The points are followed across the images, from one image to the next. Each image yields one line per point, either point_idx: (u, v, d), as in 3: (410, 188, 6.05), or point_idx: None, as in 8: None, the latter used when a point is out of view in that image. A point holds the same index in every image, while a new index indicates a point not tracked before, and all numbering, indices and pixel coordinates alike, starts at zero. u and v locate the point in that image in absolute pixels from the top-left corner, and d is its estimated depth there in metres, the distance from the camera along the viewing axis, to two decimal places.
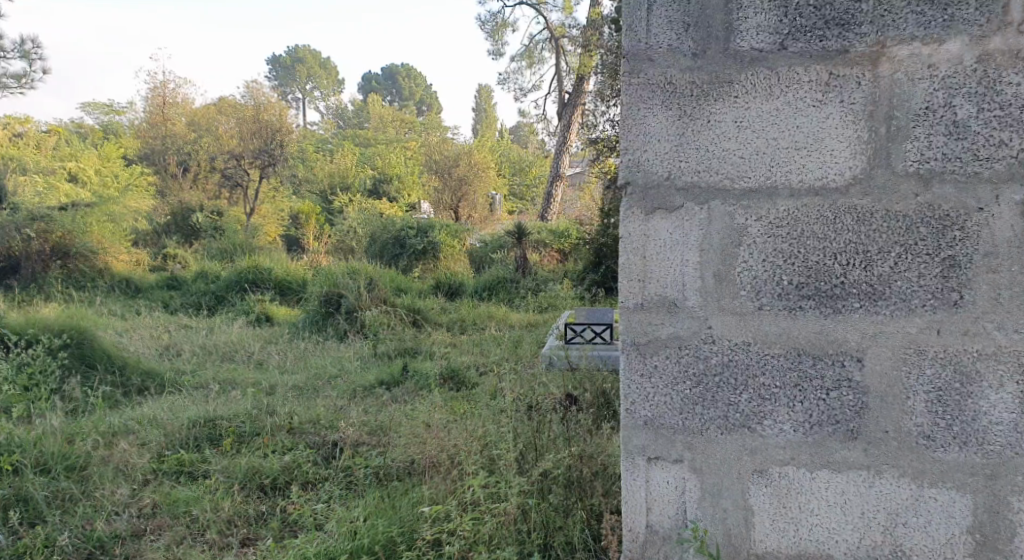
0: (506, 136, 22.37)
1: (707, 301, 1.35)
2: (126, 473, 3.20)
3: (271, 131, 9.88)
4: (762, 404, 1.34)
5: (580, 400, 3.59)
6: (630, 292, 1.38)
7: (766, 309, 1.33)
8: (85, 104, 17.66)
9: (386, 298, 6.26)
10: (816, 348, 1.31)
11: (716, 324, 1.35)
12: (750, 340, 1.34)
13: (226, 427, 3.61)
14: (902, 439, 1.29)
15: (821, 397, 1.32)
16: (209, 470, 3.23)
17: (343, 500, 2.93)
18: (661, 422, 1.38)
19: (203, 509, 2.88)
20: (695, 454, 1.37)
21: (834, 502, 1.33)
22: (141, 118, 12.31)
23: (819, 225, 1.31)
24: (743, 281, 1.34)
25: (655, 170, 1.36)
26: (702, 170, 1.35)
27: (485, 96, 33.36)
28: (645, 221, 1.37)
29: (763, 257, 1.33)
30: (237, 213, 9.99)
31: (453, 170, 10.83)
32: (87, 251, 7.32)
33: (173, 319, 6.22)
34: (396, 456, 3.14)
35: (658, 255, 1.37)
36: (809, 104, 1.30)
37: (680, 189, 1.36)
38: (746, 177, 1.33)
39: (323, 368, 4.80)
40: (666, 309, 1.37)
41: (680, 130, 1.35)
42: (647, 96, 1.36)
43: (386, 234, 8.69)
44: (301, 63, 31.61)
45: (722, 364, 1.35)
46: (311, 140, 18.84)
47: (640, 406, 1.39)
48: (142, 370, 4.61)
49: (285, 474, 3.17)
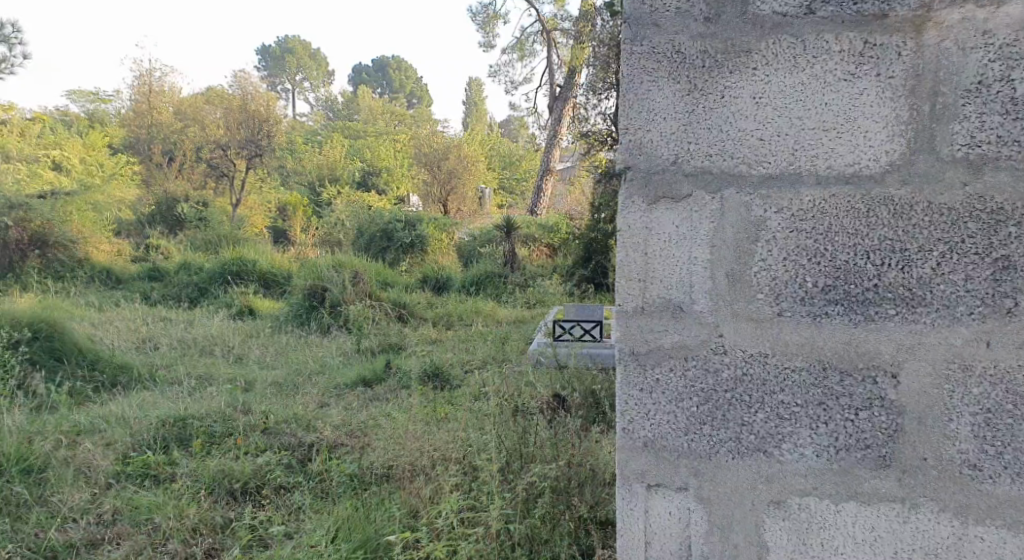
0: (498, 131, 22.14)
1: (718, 306, 1.18)
2: (87, 475, 3.01)
3: (259, 121, 9.69)
4: (781, 425, 1.16)
5: (568, 403, 3.45)
6: (629, 293, 1.21)
7: (787, 316, 1.15)
8: (71, 92, 17.31)
9: (371, 292, 6.07)
10: (844, 361, 1.13)
11: (728, 332, 1.17)
12: (767, 352, 1.16)
13: (197, 426, 3.41)
14: (942, 468, 1.11)
15: (849, 417, 1.14)
16: (175, 473, 3.02)
17: (316, 508, 2.74)
18: (662, 443, 1.21)
19: (166, 516, 2.68)
20: (702, 482, 1.19)
21: (863, 539, 1.14)
22: (126, 105, 12.01)
23: (849, 218, 1.13)
24: (760, 283, 1.16)
25: (660, 153, 1.19)
26: (714, 154, 1.17)
27: (475, 89, 33.18)
28: (648, 212, 1.20)
29: (783, 255, 1.15)
30: (222, 204, 9.71)
31: (442, 163, 10.54)
32: (66, 241, 7.10)
33: (152, 311, 6.00)
34: (375, 463, 2.95)
35: (662, 251, 1.20)
36: (840, 78, 1.12)
37: (687, 175, 1.18)
38: (765, 162, 1.15)
39: (304, 363, 4.61)
40: (670, 313, 1.19)
41: (689, 106, 1.18)
42: (652, 67, 1.18)
43: (373, 226, 8.41)
44: (290, 53, 31.12)
45: (734, 379, 1.18)
46: (299, 130, 18.62)
47: (639, 425, 1.21)
48: (114, 365, 4.40)
49: (256, 478, 2.97)
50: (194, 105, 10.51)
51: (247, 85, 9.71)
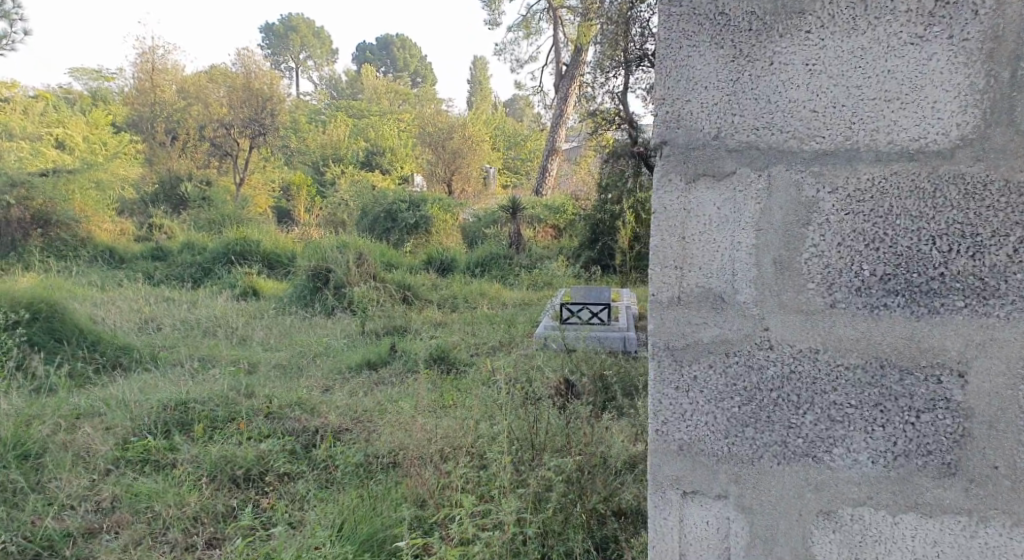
0: (503, 111, 21.85)
1: (764, 297, 1.07)
2: (86, 460, 2.91)
3: (262, 100, 9.55)
4: (833, 427, 1.05)
5: (578, 386, 3.42)
6: (664, 283, 1.10)
7: (840, 308, 1.04)
8: (75, 68, 17.09)
9: (376, 273, 5.95)
10: (905, 358, 1.02)
11: (774, 325, 1.06)
12: (818, 347, 1.05)
13: (198, 410, 3.30)
14: (1014, 478, 1.00)
15: (909, 421, 1.02)
16: (176, 459, 2.92)
17: (320, 497, 2.64)
18: (698, 447, 1.10)
19: (166, 504, 2.58)
20: (743, 490, 1.08)
21: (924, 554, 1.03)
22: (129, 83, 11.84)
23: (912, 199, 1.01)
24: (811, 271, 1.05)
25: (700, 126, 1.07)
26: (760, 127, 1.05)
27: (479, 67, 32.91)
28: (686, 192, 1.09)
29: (837, 239, 1.04)
30: (225, 183, 9.56)
31: (447, 143, 10.35)
32: (69, 220, 7.00)
33: (154, 291, 5.90)
34: (381, 451, 2.86)
35: (702, 236, 1.08)
36: (905, 42, 1.00)
37: (731, 150, 1.07)
38: (819, 136, 1.04)
39: (307, 346, 4.50)
40: (710, 304, 1.08)
41: (733, 74, 1.06)
42: (693, 29, 1.06)
43: (377, 206, 8.29)
44: (293, 32, 30.69)
45: (780, 377, 1.07)
46: (303, 109, 18.43)
47: (674, 427, 1.11)
48: (116, 346, 4.31)
49: (259, 464, 2.86)
50: (198, 83, 10.05)
51: (249, 63, 9.47)
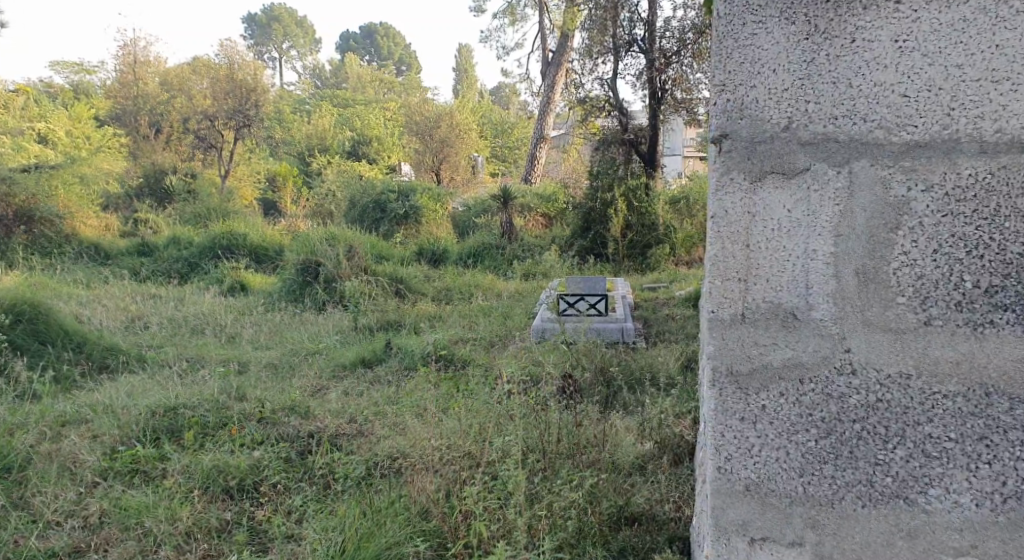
0: (489, 98, 21.53)
1: (845, 312, 1.16)
2: (72, 472, 2.75)
3: (246, 92, 9.23)
4: (929, 466, 1.15)
5: (579, 385, 3.25)
6: (726, 298, 1.21)
7: (936, 324, 1.13)
8: (56, 63, 16.87)
9: (366, 266, 5.75)
10: (1014, 385, 1.12)
11: (856, 346, 1.16)
12: (910, 371, 1.14)
13: (188, 415, 3.11)
14: None
15: (1021, 459, 1.12)
16: (166, 469, 2.75)
17: (320, 509, 2.48)
18: (767, 487, 1.21)
19: (156, 520, 2.41)
20: (820, 536, 1.19)
21: None
22: (110, 76, 11.54)
23: (1017, 219, 1.10)
24: (901, 281, 1.14)
25: (766, 115, 1.17)
26: (840, 115, 1.15)
27: (465, 55, 32.45)
28: (750, 192, 1.19)
29: (932, 253, 1.13)
30: (210, 175, 9.30)
31: (434, 132, 10.14)
32: (51, 216, 6.79)
33: (141, 288, 5.71)
34: (381, 458, 2.71)
35: (768, 241, 1.18)
36: (1016, 12, 1.09)
37: (804, 145, 1.16)
38: (909, 125, 1.13)
39: (299, 344, 4.34)
40: (781, 321, 1.18)
41: (807, 54, 1.15)
42: (762, 5, 1.17)
43: (365, 197, 8.09)
44: (276, 22, 30.13)
45: (865, 407, 1.16)
46: (287, 101, 18.12)
47: (739, 464, 1.21)
48: (102, 347, 4.12)
49: (254, 473, 2.70)
50: (180, 74, 9.80)
51: (233, 54, 9.20)
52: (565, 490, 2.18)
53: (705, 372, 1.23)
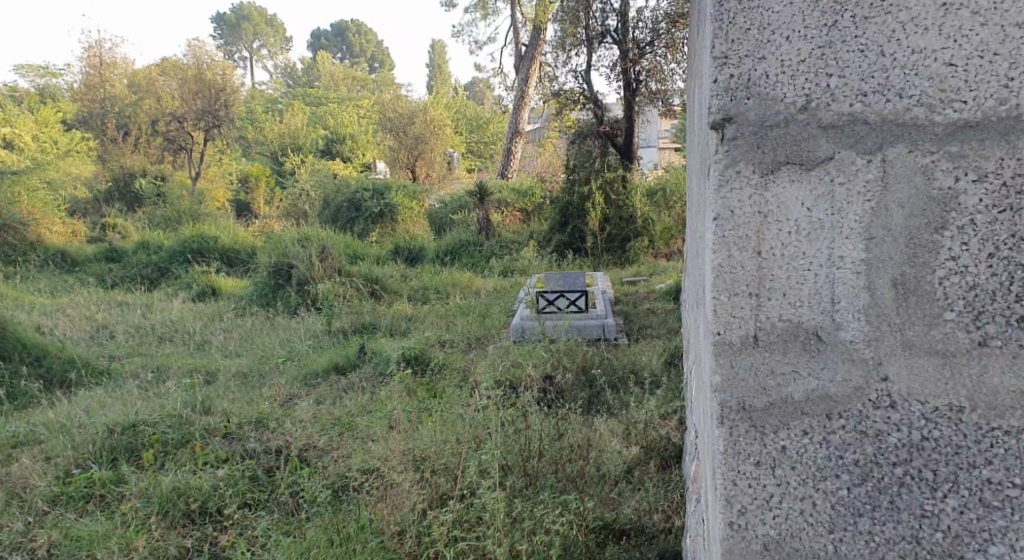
0: (461, 93, 21.35)
1: (880, 340, 0.85)
2: (22, 501, 2.53)
3: (215, 92, 8.97)
4: (999, 522, 0.83)
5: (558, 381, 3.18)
6: (734, 318, 0.90)
7: (991, 346, 0.83)
8: (21, 66, 16.42)
9: (341, 267, 5.52)
10: None
11: (894, 374, 0.85)
12: (960, 406, 0.84)
13: (148, 433, 2.88)
14: None
15: None
16: (123, 492, 2.53)
17: (287, 533, 2.27)
18: (791, 551, 0.90)
19: (110, 551, 2.19)
20: None
21: None
22: (76, 79, 11.23)
23: None
24: (950, 294, 0.83)
25: (778, 95, 0.87)
26: (869, 91, 0.84)
27: (438, 51, 32.16)
28: (762, 188, 0.88)
29: (988, 255, 0.82)
30: (182, 177, 9.01)
31: (408, 129, 9.95)
32: (16, 223, 6.52)
33: (108, 296, 5.48)
34: (355, 471, 2.52)
35: (780, 248, 0.88)
36: None
37: (824, 129, 0.86)
38: (957, 102, 0.82)
39: (270, 351, 4.13)
40: (801, 344, 0.88)
41: (827, 17, 0.84)
42: None
43: (339, 195, 7.83)
44: (245, 20, 29.65)
45: (906, 454, 0.85)
46: (259, 101, 17.85)
47: (755, 519, 0.91)
48: (63, 359, 3.88)
49: (217, 495, 2.48)
50: (148, 76, 9.53)
51: (201, 54, 9.00)
52: (551, 511, 1.99)
53: (711, 406, 0.93)
